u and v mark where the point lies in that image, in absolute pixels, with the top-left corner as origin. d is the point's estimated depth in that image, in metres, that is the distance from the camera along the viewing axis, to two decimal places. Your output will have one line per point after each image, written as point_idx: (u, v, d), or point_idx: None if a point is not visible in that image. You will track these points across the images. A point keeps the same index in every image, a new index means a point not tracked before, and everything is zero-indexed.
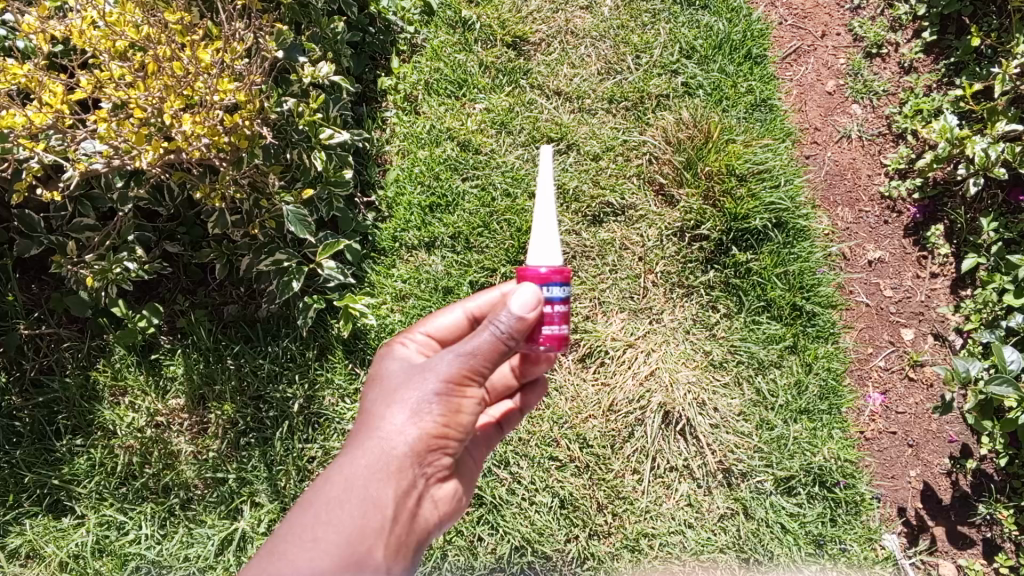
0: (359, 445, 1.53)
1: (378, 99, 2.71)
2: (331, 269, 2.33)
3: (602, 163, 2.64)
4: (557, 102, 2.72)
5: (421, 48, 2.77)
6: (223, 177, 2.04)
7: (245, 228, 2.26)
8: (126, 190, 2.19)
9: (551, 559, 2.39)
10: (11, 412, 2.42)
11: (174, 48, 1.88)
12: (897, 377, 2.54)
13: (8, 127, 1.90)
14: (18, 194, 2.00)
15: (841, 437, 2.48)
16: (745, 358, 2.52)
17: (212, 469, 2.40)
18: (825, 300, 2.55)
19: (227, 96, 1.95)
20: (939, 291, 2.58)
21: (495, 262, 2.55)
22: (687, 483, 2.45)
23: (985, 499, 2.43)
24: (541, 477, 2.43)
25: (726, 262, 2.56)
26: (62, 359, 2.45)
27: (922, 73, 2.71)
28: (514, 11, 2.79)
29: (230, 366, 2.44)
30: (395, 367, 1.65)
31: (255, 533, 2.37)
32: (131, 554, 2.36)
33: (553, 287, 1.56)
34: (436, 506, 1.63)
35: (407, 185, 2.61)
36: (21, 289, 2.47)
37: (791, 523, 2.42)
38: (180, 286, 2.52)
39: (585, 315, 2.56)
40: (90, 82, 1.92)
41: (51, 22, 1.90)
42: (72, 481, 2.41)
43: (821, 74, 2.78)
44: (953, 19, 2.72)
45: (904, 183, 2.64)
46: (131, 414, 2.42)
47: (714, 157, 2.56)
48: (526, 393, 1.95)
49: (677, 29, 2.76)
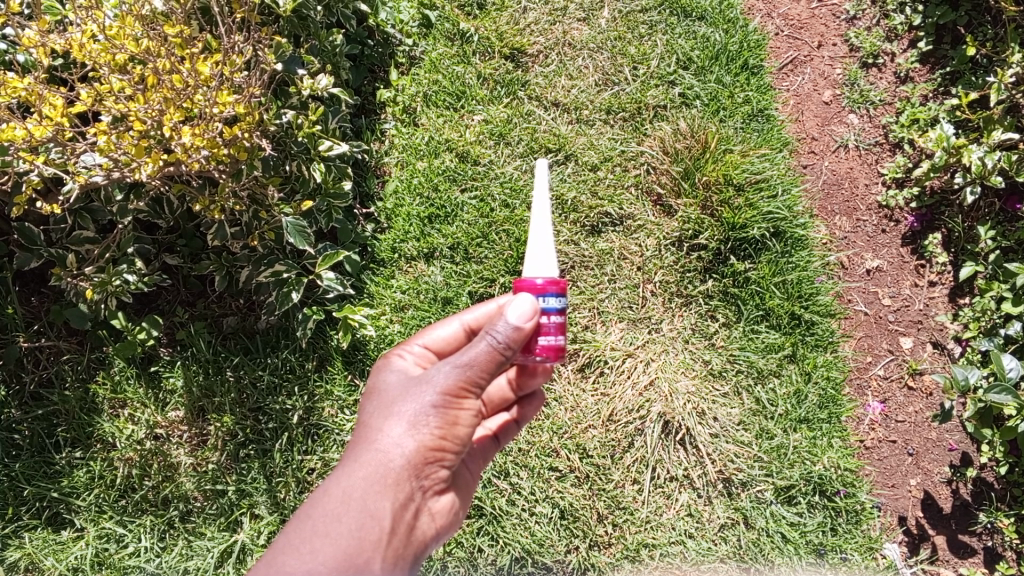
0: (356, 457, 1.53)
1: (377, 111, 2.72)
2: (331, 280, 2.33)
3: (600, 173, 2.65)
4: (555, 113, 2.73)
5: (419, 60, 2.78)
6: (223, 189, 2.05)
7: (245, 240, 2.27)
8: (126, 202, 2.18)
9: (551, 570, 2.39)
10: (11, 424, 2.41)
11: (173, 61, 1.89)
12: (896, 386, 2.54)
13: (8, 141, 1.89)
14: (18, 207, 1.99)
15: (842, 446, 2.48)
16: (745, 367, 2.53)
17: (211, 481, 2.40)
18: (824, 309, 2.56)
19: (227, 108, 1.96)
20: (938, 299, 2.59)
21: (494, 273, 2.56)
22: (687, 493, 2.45)
23: (985, 507, 2.42)
24: (541, 487, 2.43)
25: (724, 272, 2.56)
26: (62, 371, 2.45)
27: (918, 83, 2.73)
28: (512, 23, 2.81)
29: (229, 377, 2.44)
30: (392, 379, 1.65)
31: (255, 545, 2.37)
32: (130, 567, 2.35)
33: (548, 299, 1.56)
34: (434, 518, 1.62)
35: (407, 197, 2.62)
36: (21, 302, 2.47)
37: (792, 532, 2.41)
38: (180, 298, 2.52)
39: (584, 325, 2.56)
40: (90, 95, 1.92)
41: (51, 36, 1.91)
42: (72, 493, 2.40)
43: (818, 84, 2.79)
44: (949, 29, 2.74)
45: (902, 192, 2.65)
46: (130, 426, 2.43)
47: (711, 166, 2.58)
48: (524, 405, 1.95)
49: (674, 40, 2.77)
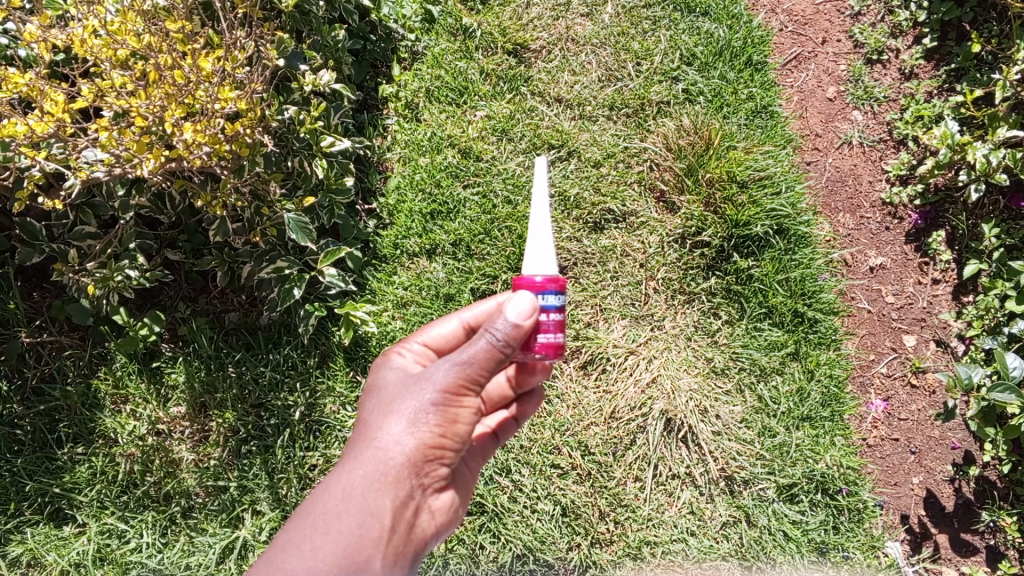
0: (356, 456, 1.52)
1: (379, 107, 2.71)
2: (332, 276, 2.32)
3: (603, 169, 2.64)
4: (558, 109, 2.72)
5: (421, 55, 2.76)
6: (225, 185, 2.05)
7: (247, 236, 2.26)
8: (127, 198, 2.16)
9: (553, 567, 2.39)
10: (13, 420, 2.42)
11: (175, 57, 1.89)
12: (898, 384, 2.54)
13: (9, 136, 1.88)
14: (20, 202, 1.98)
15: (844, 444, 2.47)
16: (747, 365, 2.52)
17: (213, 478, 2.40)
18: (827, 307, 2.55)
19: (228, 105, 1.95)
20: (941, 298, 2.58)
21: (496, 270, 2.55)
22: (689, 490, 2.44)
23: (988, 506, 2.42)
24: (543, 484, 2.43)
25: (727, 269, 2.56)
26: (63, 367, 2.44)
27: (923, 79, 2.71)
28: (514, 18, 2.79)
29: (231, 374, 2.44)
30: (392, 377, 1.65)
31: (257, 541, 2.37)
32: (132, 563, 2.35)
33: (547, 296, 1.55)
34: (433, 517, 1.62)
35: (408, 193, 2.61)
36: (23, 297, 2.47)
37: (794, 530, 2.41)
38: (181, 294, 2.52)
39: (586, 322, 2.55)
40: (91, 91, 1.92)
41: (53, 32, 1.93)
42: (74, 489, 2.40)
43: (822, 81, 2.78)
44: (954, 25, 2.73)
45: (906, 189, 2.64)
46: (132, 422, 2.42)
47: (715, 163, 2.57)
48: (522, 403, 1.95)
49: (677, 36, 2.76)
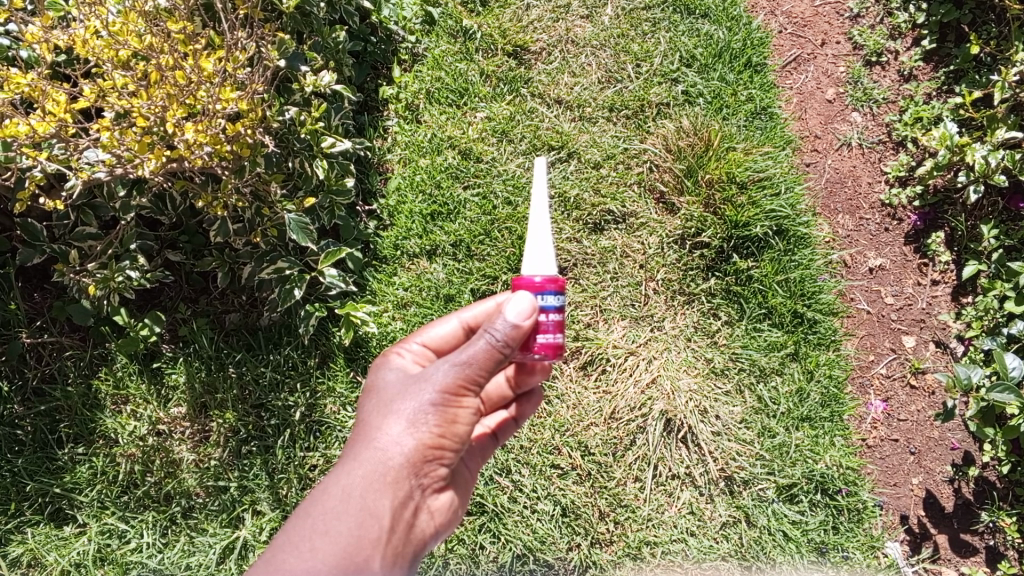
0: (355, 456, 1.53)
1: (379, 108, 2.72)
2: (332, 277, 2.33)
3: (603, 171, 2.65)
4: (558, 111, 2.72)
5: (422, 57, 2.78)
6: (226, 186, 2.06)
7: (247, 236, 2.27)
8: (128, 199, 2.16)
9: (553, 567, 2.39)
10: (13, 420, 2.42)
11: (176, 57, 1.90)
12: (898, 385, 2.54)
13: (11, 136, 1.88)
14: (20, 203, 1.98)
15: (844, 445, 2.48)
16: (746, 365, 2.52)
17: (213, 478, 2.40)
18: (826, 308, 2.55)
19: (230, 105, 1.95)
20: (940, 299, 2.59)
21: (496, 270, 2.56)
22: (688, 491, 2.45)
23: (987, 506, 2.42)
24: (543, 485, 2.43)
25: (727, 270, 2.56)
26: (64, 367, 2.45)
27: (921, 81, 2.72)
28: (515, 20, 2.80)
29: (231, 374, 2.45)
30: (391, 377, 1.65)
31: (257, 541, 2.37)
32: (132, 563, 2.36)
33: (547, 296, 1.56)
34: (433, 516, 1.62)
35: (409, 194, 2.62)
36: (24, 298, 2.47)
37: (794, 531, 2.41)
38: (182, 294, 2.52)
39: (586, 322, 2.55)
40: (93, 91, 1.93)
41: (54, 32, 1.92)
42: (74, 490, 2.41)
43: (821, 82, 2.79)
44: (953, 27, 2.74)
45: (905, 190, 2.65)
46: (132, 422, 2.43)
47: (714, 164, 2.58)
48: (522, 403, 1.96)
49: (677, 38, 2.77)
